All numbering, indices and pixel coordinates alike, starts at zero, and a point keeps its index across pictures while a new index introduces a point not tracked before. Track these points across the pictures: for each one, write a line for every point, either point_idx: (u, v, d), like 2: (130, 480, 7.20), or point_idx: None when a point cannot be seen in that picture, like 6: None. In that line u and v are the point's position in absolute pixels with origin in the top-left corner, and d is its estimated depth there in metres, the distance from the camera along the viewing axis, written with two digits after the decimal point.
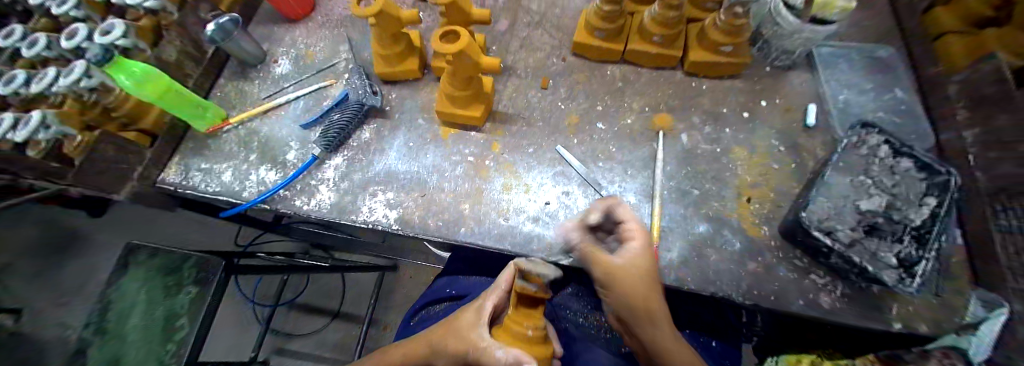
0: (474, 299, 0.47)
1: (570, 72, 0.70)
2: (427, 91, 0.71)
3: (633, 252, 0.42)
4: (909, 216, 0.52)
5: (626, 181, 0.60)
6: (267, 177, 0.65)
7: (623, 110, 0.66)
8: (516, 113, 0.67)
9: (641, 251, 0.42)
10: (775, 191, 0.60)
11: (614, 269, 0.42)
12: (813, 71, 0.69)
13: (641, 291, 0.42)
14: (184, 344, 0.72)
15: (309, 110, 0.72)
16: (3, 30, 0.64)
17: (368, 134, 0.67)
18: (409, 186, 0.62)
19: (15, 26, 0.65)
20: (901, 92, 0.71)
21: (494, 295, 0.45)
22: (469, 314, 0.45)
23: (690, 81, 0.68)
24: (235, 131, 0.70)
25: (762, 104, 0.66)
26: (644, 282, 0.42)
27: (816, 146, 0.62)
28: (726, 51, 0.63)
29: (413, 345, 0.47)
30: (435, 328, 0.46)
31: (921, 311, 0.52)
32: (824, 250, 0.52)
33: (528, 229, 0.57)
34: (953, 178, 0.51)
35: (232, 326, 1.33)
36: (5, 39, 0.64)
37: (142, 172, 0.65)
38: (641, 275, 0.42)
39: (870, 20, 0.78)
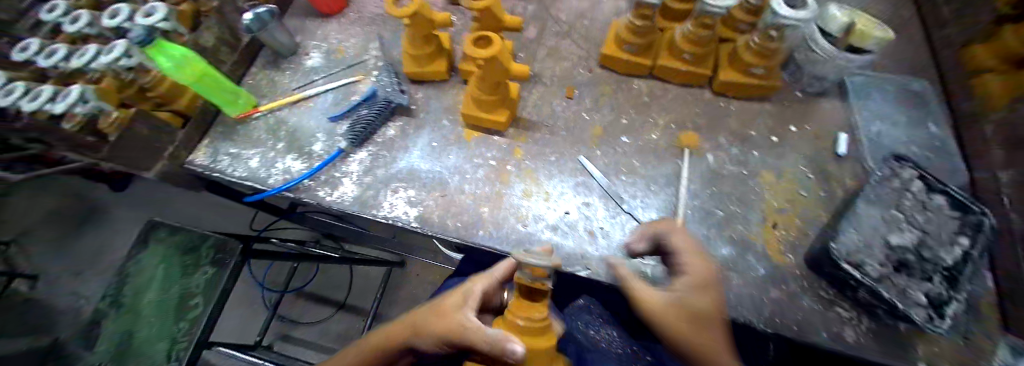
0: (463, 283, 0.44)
1: (596, 84, 0.70)
2: (453, 92, 0.72)
3: (684, 285, 0.38)
4: (941, 255, 0.51)
5: (648, 196, 0.60)
6: (293, 167, 0.66)
7: (648, 125, 0.66)
8: (541, 120, 0.67)
9: (697, 276, 0.39)
10: (800, 218, 0.58)
11: (663, 308, 0.36)
12: (845, 100, 0.68)
13: (702, 332, 0.35)
14: (196, 322, 0.73)
15: (338, 103, 0.73)
16: (49, 6, 0.67)
17: (394, 131, 0.68)
18: (430, 186, 0.62)
19: (61, 2, 0.67)
20: (935, 126, 0.69)
21: (486, 277, 0.43)
22: (455, 297, 0.41)
23: (718, 101, 0.68)
24: (264, 119, 0.72)
25: (791, 129, 0.65)
26: (701, 322, 0.35)
27: (845, 175, 0.61)
28: (756, 73, 0.63)
29: (394, 328, 0.43)
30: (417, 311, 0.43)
31: (947, 353, 0.50)
32: (851, 283, 0.50)
33: (546, 237, 0.57)
34: (987, 219, 0.51)
35: (240, 310, 1.35)
36: (50, 14, 0.66)
37: (173, 152, 0.67)
38: (708, 311, 0.36)
39: (905, 52, 0.77)
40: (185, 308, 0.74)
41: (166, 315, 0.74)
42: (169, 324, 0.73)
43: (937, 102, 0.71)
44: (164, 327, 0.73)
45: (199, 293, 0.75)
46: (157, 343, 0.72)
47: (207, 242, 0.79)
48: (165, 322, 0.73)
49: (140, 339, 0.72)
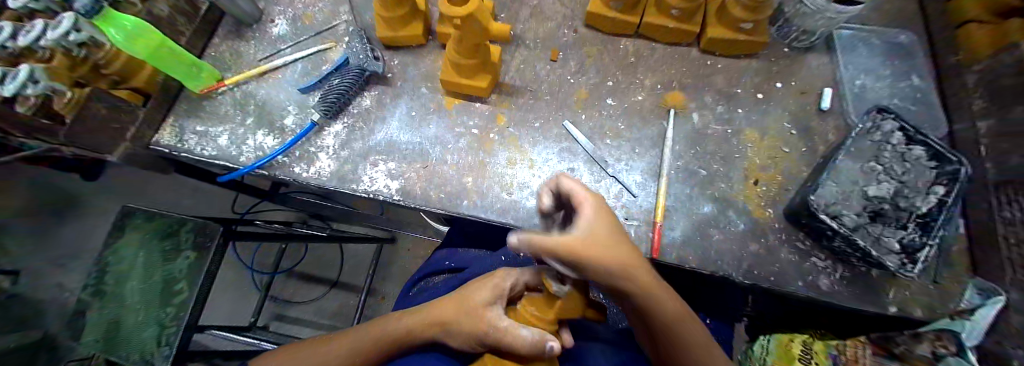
0: (490, 276, 0.46)
1: (581, 44, 0.67)
2: (431, 59, 0.68)
3: (587, 222, 0.34)
4: (916, 204, 0.52)
5: (634, 159, 0.59)
6: (265, 143, 0.63)
7: (634, 87, 0.64)
8: (524, 86, 0.65)
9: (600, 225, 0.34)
10: (784, 175, 0.59)
11: (584, 241, 0.32)
12: (832, 53, 0.66)
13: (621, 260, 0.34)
14: (184, 307, 0.73)
15: (308, 73, 0.69)
16: None
17: (369, 100, 0.65)
18: (411, 157, 0.60)
19: None
20: (917, 79, 0.69)
21: (514, 276, 0.45)
22: (484, 292, 0.44)
23: (705, 59, 0.66)
24: (231, 93, 0.68)
25: (777, 86, 0.64)
26: (616, 249, 0.34)
27: (828, 131, 0.61)
28: (745, 29, 0.61)
29: (420, 321, 0.45)
30: (442, 304, 0.46)
31: (919, 296, 0.53)
32: (828, 234, 0.51)
33: (532, 204, 0.56)
34: (964, 167, 0.51)
35: (231, 292, 1.34)
36: None
37: (136, 131, 0.63)
38: (615, 243, 0.34)
39: (894, 2, 0.75)
40: (171, 292, 0.74)
41: (151, 300, 0.73)
42: (157, 309, 0.72)
43: (922, 55, 0.70)
44: (151, 314, 0.72)
45: (183, 279, 0.74)
46: (146, 328, 0.71)
47: (185, 226, 0.77)
48: (153, 307, 0.73)
49: (128, 326, 0.71)
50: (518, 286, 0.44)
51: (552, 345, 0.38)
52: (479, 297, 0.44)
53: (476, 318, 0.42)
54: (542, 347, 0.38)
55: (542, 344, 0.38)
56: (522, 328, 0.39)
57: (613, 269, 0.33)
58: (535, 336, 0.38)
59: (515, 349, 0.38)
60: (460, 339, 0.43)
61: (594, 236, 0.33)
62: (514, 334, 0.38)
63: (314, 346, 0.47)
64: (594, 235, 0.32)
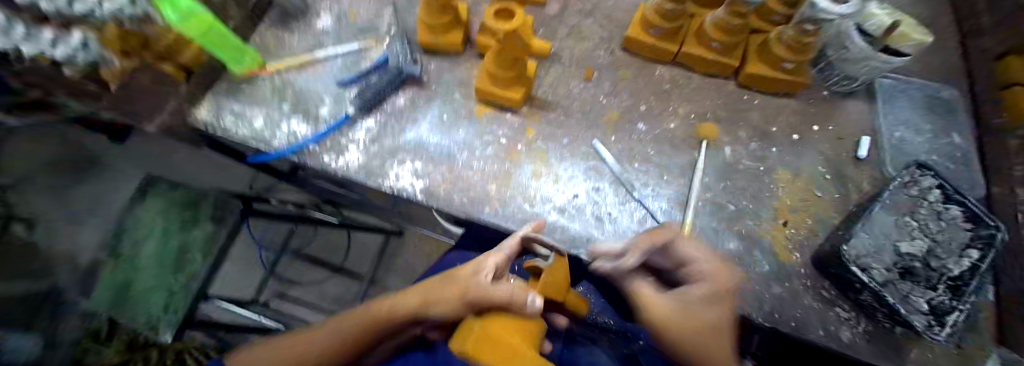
0: (476, 257, 0.48)
1: (617, 67, 0.68)
2: (468, 66, 0.69)
3: (699, 294, 0.41)
4: (948, 265, 0.51)
5: (660, 186, 0.58)
6: (297, 129, 0.65)
7: (667, 113, 0.64)
8: (556, 101, 0.65)
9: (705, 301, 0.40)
10: (813, 219, 0.57)
11: (681, 316, 0.40)
12: (873, 102, 0.65)
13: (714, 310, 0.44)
14: None
15: (346, 67, 0.71)
16: None
17: (403, 100, 0.66)
18: (437, 159, 0.61)
19: None
20: (958, 138, 0.67)
21: (497, 255, 0.47)
22: (468, 267, 0.46)
23: (742, 93, 0.65)
24: (272, 79, 0.70)
25: (813, 129, 0.63)
26: (714, 330, 0.39)
27: (862, 179, 0.60)
28: (786, 68, 0.60)
29: (405, 296, 0.46)
30: (430, 280, 0.47)
31: (941, 361, 0.50)
32: (856, 286, 0.49)
33: (553, 219, 0.56)
34: (1001, 233, 0.49)
35: (238, 269, 1.36)
36: None
37: (175, 105, 0.65)
38: (711, 322, 0.40)
39: (939, 59, 0.74)
40: None
41: None
42: None
43: (964, 114, 0.69)
44: None
45: None
46: None
47: None
48: None
49: None
50: (501, 263, 0.46)
51: (532, 298, 0.40)
52: (465, 272, 0.46)
53: (459, 285, 0.43)
54: (522, 300, 0.40)
55: (521, 298, 0.40)
56: (501, 285, 0.40)
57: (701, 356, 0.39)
58: (514, 290, 0.40)
59: (494, 303, 0.39)
60: (443, 305, 0.43)
61: (706, 319, 0.40)
62: (493, 291, 0.40)
63: (316, 330, 0.48)
64: (690, 313, 0.40)
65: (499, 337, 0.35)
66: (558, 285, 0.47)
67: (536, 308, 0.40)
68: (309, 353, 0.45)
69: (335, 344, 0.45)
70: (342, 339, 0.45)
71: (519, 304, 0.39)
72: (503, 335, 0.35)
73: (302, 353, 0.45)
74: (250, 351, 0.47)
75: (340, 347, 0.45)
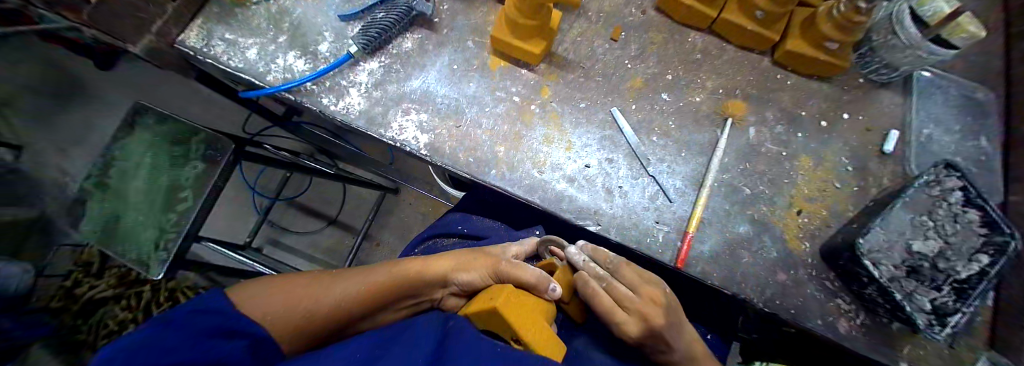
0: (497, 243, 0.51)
1: (646, 29, 0.62)
2: (483, 11, 0.63)
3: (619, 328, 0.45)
4: (955, 268, 0.49)
5: (677, 162, 0.56)
6: (295, 65, 0.60)
7: (693, 85, 0.60)
8: (577, 61, 0.61)
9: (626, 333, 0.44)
10: (829, 210, 0.56)
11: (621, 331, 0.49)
12: (909, 94, 0.62)
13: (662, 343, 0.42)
14: (187, 214, 0.71)
15: (350, 1, 0.64)
16: None
17: (411, 44, 0.61)
18: (444, 113, 0.57)
19: None
20: (986, 141, 0.64)
21: (520, 246, 0.51)
22: (494, 248, 0.49)
23: (775, 71, 0.61)
24: (266, 6, 0.63)
25: (843, 117, 0.60)
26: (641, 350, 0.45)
27: (884, 174, 0.57)
28: (829, 49, 0.56)
29: (431, 260, 0.47)
30: (456, 251, 0.49)
31: (931, 358, 0.51)
32: (862, 279, 0.48)
33: (561, 188, 0.54)
34: (1016, 240, 0.47)
35: (229, 210, 1.34)
36: None
37: (161, 27, 0.59)
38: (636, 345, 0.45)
39: (984, 55, 0.69)
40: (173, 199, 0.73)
41: (154, 206, 0.72)
42: (158, 215, 0.72)
43: (997, 116, 0.65)
44: (152, 216, 0.71)
45: (188, 188, 0.72)
46: (146, 230, 0.71)
47: (195, 136, 0.75)
48: (154, 213, 0.72)
49: (129, 224, 0.71)
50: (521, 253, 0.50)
51: (556, 287, 0.40)
52: (490, 252, 0.48)
53: (489, 258, 0.46)
54: (546, 286, 0.40)
55: (546, 283, 0.40)
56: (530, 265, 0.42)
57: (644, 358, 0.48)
58: (543, 272, 0.40)
59: (523, 280, 0.40)
60: (473, 273, 0.45)
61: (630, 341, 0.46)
62: (523, 268, 0.41)
63: (325, 280, 0.44)
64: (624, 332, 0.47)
65: (527, 307, 0.35)
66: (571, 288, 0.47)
67: (555, 296, 0.40)
68: (318, 303, 0.41)
69: (348, 299, 0.43)
70: (359, 295, 0.43)
71: (544, 290, 0.39)
72: (529, 306, 0.36)
73: (309, 302, 0.41)
74: (243, 289, 0.41)
75: (353, 302, 0.43)
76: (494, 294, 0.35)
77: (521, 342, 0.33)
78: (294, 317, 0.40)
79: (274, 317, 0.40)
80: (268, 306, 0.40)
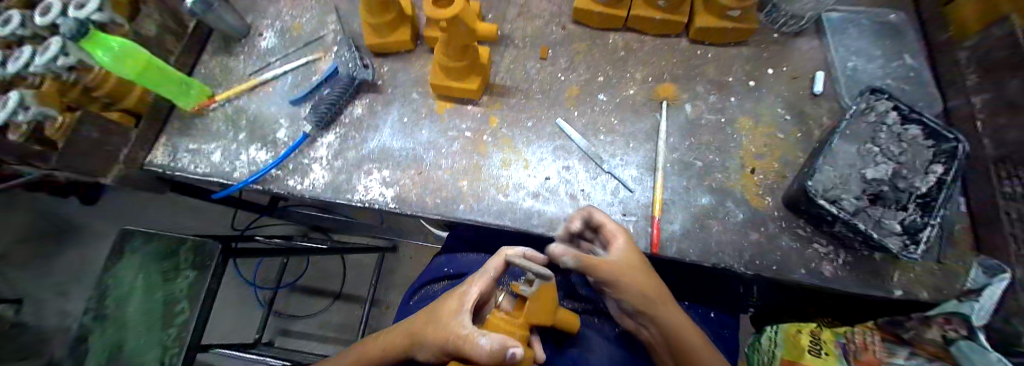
0: (458, 287, 0.46)
1: (570, 41, 0.67)
2: (420, 64, 0.68)
3: (622, 249, 0.44)
4: (915, 184, 0.51)
5: (629, 154, 0.59)
6: (258, 157, 0.63)
7: (625, 81, 0.64)
8: (515, 86, 0.65)
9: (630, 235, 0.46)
10: (781, 162, 0.58)
11: (620, 267, 0.42)
12: (823, 37, 0.66)
13: (640, 259, 0.45)
14: (185, 328, 0.73)
15: (297, 85, 0.69)
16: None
17: (361, 109, 0.64)
18: (405, 164, 0.60)
19: (12, 11, 0.56)
20: (910, 59, 0.68)
21: (482, 279, 0.45)
22: (452, 301, 0.44)
23: (695, 49, 0.66)
24: (222, 108, 0.68)
25: (769, 72, 0.64)
26: (645, 272, 0.44)
27: (822, 115, 0.61)
28: (732, 16, 0.60)
29: (394, 336, 0.47)
30: (417, 315, 0.46)
31: (924, 279, 0.52)
32: (829, 219, 0.50)
33: (528, 205, 0.56)
34: (962, 145, 0.50)
35: (233, 311, 1.34)
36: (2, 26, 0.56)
37: (130, 152, 0.62)
38: (644, 265, 0.44)
39: None
40: (171, 314, 0.74)
41: (154, 324, 0.73)
42: (158, 332, 0.73)
43: (913, 34, 0.70)
44: (153, 335, 0.73)
45: (183, 299, 0.74)
46: (149, 350, 0.72)
47: (184, 245, 0.77)
48: (154, 330, 0.73)
49: (132, 348, 0.72)
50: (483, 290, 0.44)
51: (515, 351, 0.35)
52: (440, 307, 0.44)
53: (436, 330, 0.41)
54: (503, 355, 0.35)
55: (500, 353, 0.35)
56: (481, 335, 0.37)
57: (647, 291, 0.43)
58: (493, 344, 0.36)
59: (474, 357, 0.36)
60: (429, 350, 0.42)
61: (627, 262, 0.43)
62: (474, 341, 0.37)
63: None
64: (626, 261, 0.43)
65: None
66: (547, 310, 0.43)
67: (518, 359, 0.35)
68: None
69: None
70: None
71: (500, 362, 0.35)
72: None
73: None
74: None
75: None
76: None
77: None
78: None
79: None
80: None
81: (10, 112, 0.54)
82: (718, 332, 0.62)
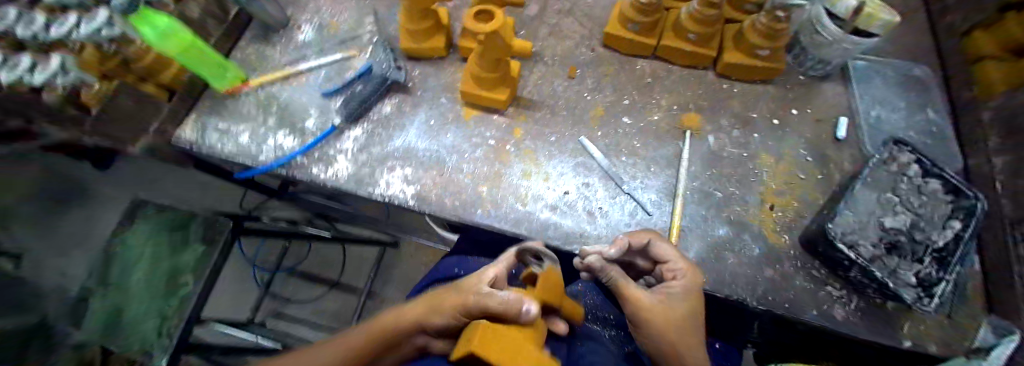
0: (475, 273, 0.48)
1: (599, 63, 0.69)
2: (451, 70, 0.70)
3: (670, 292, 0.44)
4: (932, 237, 0.52)
5: (649, 178, 0.59)
6: (285, 143, 0.65)
7: (650, 106, 0.65)
8: (542, 100, 0.66)
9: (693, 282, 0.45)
10: (799, 201, 0.59)
11: (652, 309, 0.42)
12: (848, 84, 0.67)
13: (685, 309, 0.43)
14: (188, 300, 0.75)
15: (330, 79, 0.71)
16: None
17: (389, 108, 0.66)
18: (428, 164, 0.61)
19: None
20: (932, 113, 0.68)
21: (495, 266, 0.46)
22: (470, 278, 0.45)
23: (721, 82, 0.67)
24: (254, 93, 0.70)
25: (793, 113, 0.65)
26: (682, 323, 0.42)
27: (843, 159, 0.61)
28: (762, 55, 0.61)
29: (406, 311, 0.47)
30: (432, 293, 0.47)
31: (933, 330, 0.52)
32: (845, 263, 0.50)
33: (546, 216, 0.57)
34: (980, 203, 0.50)
35: (230, 291, 1.34)
36: None
37: (159, 126, 0.65)
38: (687, 316, 0.43)
39: (910, 39, 0.76)
40: (174, 285, 0.76)
41: (156, 293, 0.74)
42: (160, 301, 0.75)
43: (937, 89, 0.70)
44: (155, 304, 0.74)
45: (189, 272, 0.77)
46: (148, 319, 0.73)
47: (194, 220, 0.79)
48: (156, 299, 0.74)
49: (133, 313, 0.72)
50: (500, 275, 0.45)
51: (529, 307, 0.37)
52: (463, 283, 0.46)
53: (457, 296, 0.43)
54: (519, 308, 0.37)
55: (516, 306, 0.37)
56: (500, 291, 0.39)
57: (667, 340, 0.42)
58: (510, 297, 0.38)
59: (492, 309, 0.38)
60: (446, 317, 0.43)
61: (666, 307, 0.42)
62: (493, 296, 0.39)
63: (308, 353, 0.45)
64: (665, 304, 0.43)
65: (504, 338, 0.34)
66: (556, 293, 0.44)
67: (532, 316, 0.37)
68: None
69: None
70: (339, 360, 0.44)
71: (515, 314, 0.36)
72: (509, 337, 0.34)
73: None
74: None
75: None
76: (470, 332, 0.35)
77: None
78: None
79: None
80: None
81: (50, 74, 0.51)
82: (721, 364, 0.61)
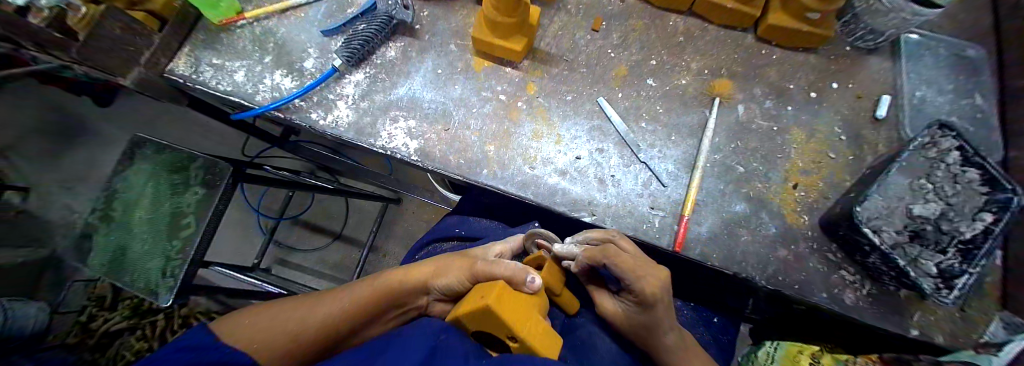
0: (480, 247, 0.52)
1: (627, 16, 0.63)
2: (463, 14, 0.64)
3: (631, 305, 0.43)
4: (959, 228, 0.48)
5: (668, 147, 0.56)
6: (282, 84, 0.61)
7: (678, 69, 0.60)
8: (560, 54, 0.61)
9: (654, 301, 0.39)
10: (825, 182, 0.55)
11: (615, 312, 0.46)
12: (898, 59, 0.61)
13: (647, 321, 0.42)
14: (191, 241, 0.71)
15: (331, 15, 0.65)
16: None
17: (394, 52, 0.61)
18: (433, 117, 0.57)
19: None
20: (980, 99, 0.62)
21: (504, 244, 0.51)
22: (478, 251, 0.49)
23: (760, 47, 0.61)
24: (250, 28, 0.64)
25: (832, 87, 0.60)
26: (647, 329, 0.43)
27: (879, 141, 0.57)
28: (810, 19, 0.55)
29: (410, 270, 0.47)
30: (440, 258, 0.49)
31: (942, 322, 0.50)
32: (865, 248, 0.48)
33: (554, 181, 0.54)
34: (1018, 197, 0.46)
35: (234, 234, 1.35)
36: None
37: (150, 58, 0.60)
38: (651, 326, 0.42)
39: (973, 10, 0.67)
40: (178, 225, 0.72)
41: (159, 234, 0.72)
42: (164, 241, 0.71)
43: (990, 73, 0.63)
44: (158, 245, 0.72)
45: (191, 213, 0.72)
46: (152, 258, 0.71)
47: (195, 162, 0.74)
48: (160, 239, 0.72)
49: (135, 254, 0.72)
50: (505, 251, 0.50)
51: (533, 277, 0.39)
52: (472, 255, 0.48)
53: (464, 261, 0.45)
54: (523, 277, 0.39)
55: (522, 275, 0.39)
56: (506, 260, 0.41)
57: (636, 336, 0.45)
58: (516, 265, 0.40)
59: (496, 274, 0.40)
60: (450, 277, 0.44)
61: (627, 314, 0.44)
62: (497, 264, 0.40)
63: (309, 301, 0.44)
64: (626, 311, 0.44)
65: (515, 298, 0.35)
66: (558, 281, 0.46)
67: (535, 286, 0.39)
68: (302, 325, 0.41)
69: (333, 317, 0.43)
70: (340, 312, 0.43)
71: (520, 281, 0.39)
72: (521, 301, 0.36)
73: (295, 324, 0.41)
74: (232, 319, 0.42)
75: (338, 321, 0.43)
76: (484, 290, 0.35)
77: (517, 337, 0.34)
78: (278, 341, 0.40)
79: (259, 345, 0.39)
80: (259, 333, 0.40)
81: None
82: (718, 341, 0.61)
